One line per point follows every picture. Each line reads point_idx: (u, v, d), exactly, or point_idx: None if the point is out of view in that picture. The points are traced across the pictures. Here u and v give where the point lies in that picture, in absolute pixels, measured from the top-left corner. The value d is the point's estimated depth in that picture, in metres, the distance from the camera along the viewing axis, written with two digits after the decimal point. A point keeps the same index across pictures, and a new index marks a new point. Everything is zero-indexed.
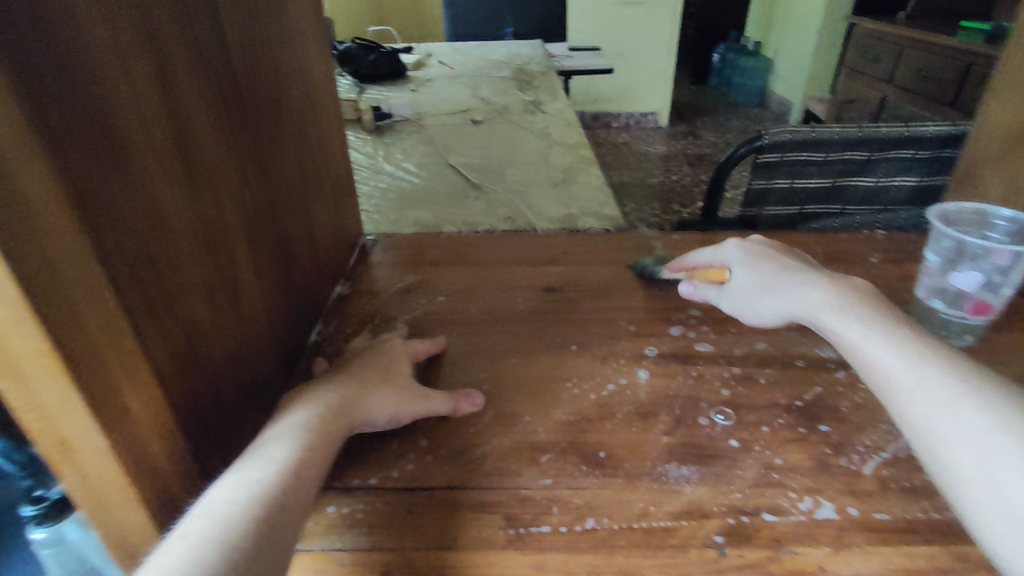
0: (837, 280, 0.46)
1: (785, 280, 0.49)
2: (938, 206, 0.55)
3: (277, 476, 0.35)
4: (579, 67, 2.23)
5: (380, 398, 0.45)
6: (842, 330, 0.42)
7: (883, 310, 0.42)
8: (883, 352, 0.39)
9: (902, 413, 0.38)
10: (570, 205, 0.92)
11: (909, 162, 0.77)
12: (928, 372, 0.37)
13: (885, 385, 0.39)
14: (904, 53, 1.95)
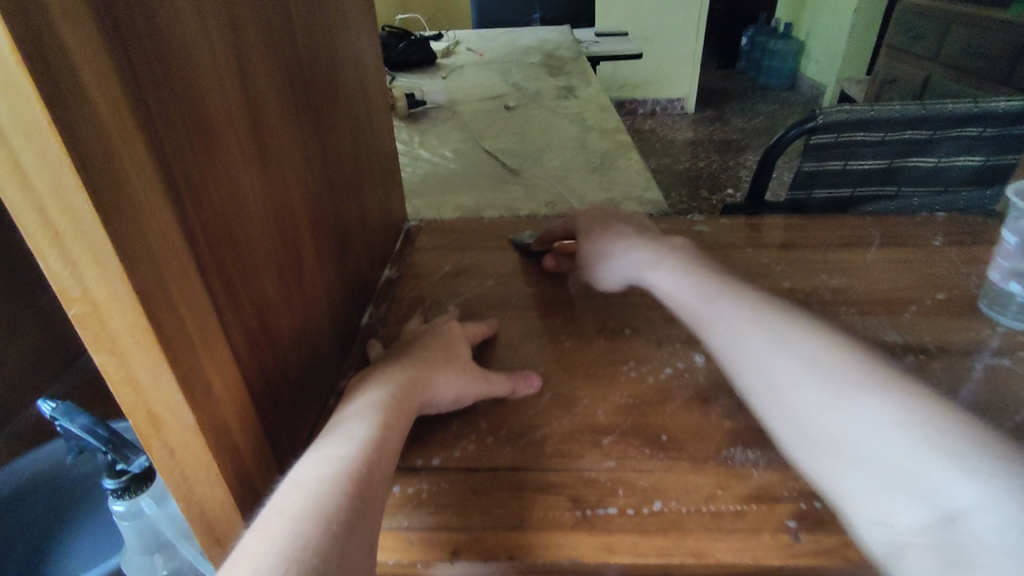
0: (776, 336, 0.41)
1: (721, 328, 0.45)
2: (1014, 186, 0.53)
3: (359, 453, 0.36)
4: (608, 51, 2.20)
5: (445, 379, 0.45)
6: (792, 405, 0.38)
7: (845, 371, 0.37)
8: (834, 434, 0.35)
9: (847, 503, 0.34)
10: (611, 189, 0.91)
11: (972, 141, 0.74)
12: (886, 459, 0.33)
13: (830, 474, 0.35)
14: (951, 30, 1.88)
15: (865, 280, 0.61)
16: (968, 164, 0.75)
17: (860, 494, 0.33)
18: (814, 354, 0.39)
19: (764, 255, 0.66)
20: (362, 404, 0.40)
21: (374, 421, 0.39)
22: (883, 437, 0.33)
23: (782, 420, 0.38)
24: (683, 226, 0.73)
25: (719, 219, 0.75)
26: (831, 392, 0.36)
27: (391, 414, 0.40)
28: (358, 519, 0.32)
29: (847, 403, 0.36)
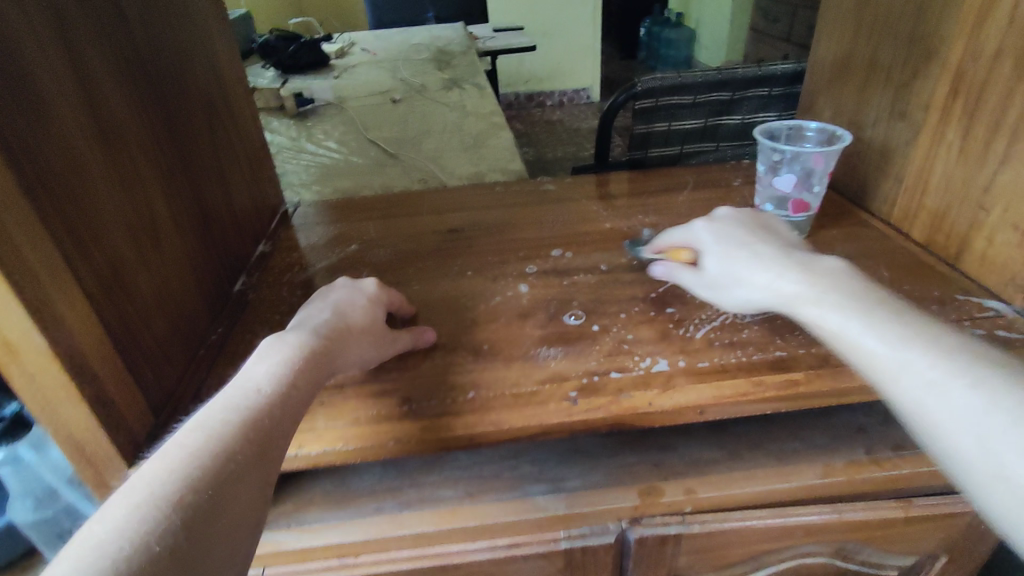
0: (801, 258, 0.49)
1: (743, 258, 0.51)
2: (762, 124, 0.66)
3: (260, 407, 0.39)
4: (501, 46, 2.30)
5: (354, 343, 0.48)
6: (816, 313, 0.44)
7: (862, 291, 0.44)
8: (860, 332, 0.41)
9: (886, 386, 0.40)
10: (480, 164, 1.00)
11: (766, 99, 0.87)
12: (924, 351, 0.39)
13: (869, 364, 0.41)
14: (799, 12, 2.10)
15: (674, 216, 0.72)
16: (766, 119, 0.89)
17: (901, 380, 0.39)
18: (817, 272, 0.46)
19: (597, 205, 0.77)
20: (271, 355, 0.43)
21: (281, 374, 0.42)
22: (910, 338, 0.40)
23: (814, 322, 0.45)
24: (533, 187, 0.83)
25: (566, 179, 0.86)
26: (869, 306, 0.42)
27: (301, 370, 0.43)
28: (248, 470, 0.36)
29: (863, 308, 0.42)
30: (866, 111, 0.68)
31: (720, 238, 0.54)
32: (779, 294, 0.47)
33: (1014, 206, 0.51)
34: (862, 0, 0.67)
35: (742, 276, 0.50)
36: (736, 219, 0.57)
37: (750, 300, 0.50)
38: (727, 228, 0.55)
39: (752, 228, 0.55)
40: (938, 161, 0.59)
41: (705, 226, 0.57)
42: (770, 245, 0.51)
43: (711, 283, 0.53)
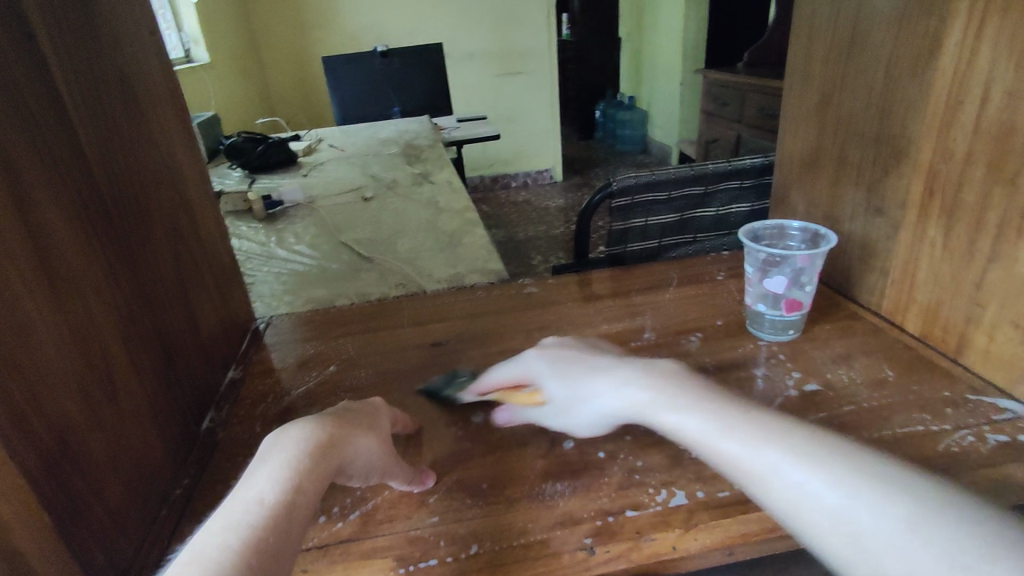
0: (643, 370, 0.50)
1: (583, 378, 0.51)
2: (744, 226, 0.65)
3: (263, 519, 0.36)
4: (467, 136, 2.37)
5: (363, 443, 0.45)
6: (684, 425, 0.44)
7: (710, 395, 0.46)
8: (681, 418, 0.45)
9: (725, 466, 0.42)
10: (457, 264, 0.99)
11: (739, 191, 0.88)
12: (754, 435, 0.42)
13: (700, 446, 0.43)
14: (747, 96, 2.23)
15: (664, 316, 0.70)
16: (741, 211, 0.90)
17: (733, 455, 0.41)
18: (658, 378, 0.48)
19: (586, 306, 0.75)
20: (281, 445, 0.42)
21: (290, 462, 0.40)
22: (733, 422, 0.43)
23: (657, 418, 0.46)
24: (515, 290, 0.80)
25: (548, 279, 0.84)
26: (686, 396, 0.46)
27: (310, 460, 0.41)
28: None
29: (672, 397, 0.46)
30: (841, 205, 0.69)
31: (552, 375, 0.53)
32: (632, 403, 0.48)
33: (1009, 304, 0.50)
34: (825, 101, 0.69)
35: (588, 395, 0.50)
36: (546, 355, 0.55)
37: (607, 420, 0.49)
38: (540, 360, 0.55)
39: (583, 352, 0.55)
40: (924, 257, 0.59)
41: (536, 355, 0.55)
42: (603, 359, 0.53)
43: (561, 412, 0.52)
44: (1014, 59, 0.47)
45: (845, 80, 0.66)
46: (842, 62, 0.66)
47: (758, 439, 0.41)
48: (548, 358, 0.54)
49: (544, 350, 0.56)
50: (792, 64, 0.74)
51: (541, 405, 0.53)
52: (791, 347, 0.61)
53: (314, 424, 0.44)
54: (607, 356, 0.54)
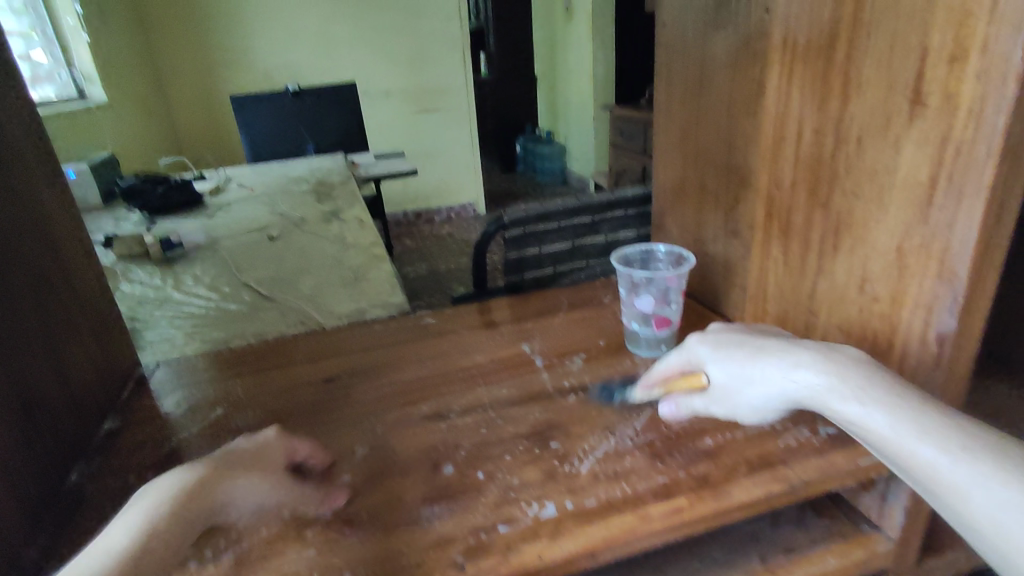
0: (817, 353, 0.48)
1: (748, 358, 0.51)
2: (616, 253, 0.70)
3: (122, 557, 0.36)
4: (383, 172, 2.38)
5: (237, 478, 0.46)
6: (848, 407, 0.45)
7: (874, 374, 0.45)
8: (857, 407, 0.44)
9: (901, 457, 0.42)
10: (359, 299, 1.00)
11: (624, 219, 0.94)
12: (934, 426, 0.41)
13: (886, 441, 0.43)
14: (649, 130, 2.38)
15: (552, 339, 0.74)
16: (628, 237, 0.95)
17: (921, 456, 0.41)
18: (841, 368, 0.46)
19: (479, 333, 0.78)
20: (156, 489, 0.42)
21: (164, 498, 0.41)
22: (910, 407, 0.43)
23: (844, 409, 0.45)
24: (412, 322, 0.82)
25: (446, 309, 0.86)
26: (861, 379, 0.45)
27: (180, 496, 0.42)
28: None
29: (853, 384, 0.45)
30: (705, 229, 0.76)
31: (728, 369, 0.52)
32: (803, 385, 0.47)
33: (835, 311, 0.57)
34: (684, 136, 0.77)
35: (762, 381, 0.49)
36: (722, 339, 0.54)
37: (767, 398, 0.50)
38: (722, 342, 0.54)
39: (746, 335, 0.54)
40: (770, 273, 0.65)
41: (720, 336, 0.55)
42: (772, 339, 0.52)
43: (728, 395, 0.52)
44: (816, 100, 0.54)
45: (697, 118, 0.73)
46: (694, 101, 0.73)
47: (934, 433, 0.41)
48: (729, 341, 0.54)
49: (719, 332, 0.56)
50: (657, 103, 0.81)
51: (706, 390, 0.53)
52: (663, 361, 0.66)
53: (203, 464, 0.45)
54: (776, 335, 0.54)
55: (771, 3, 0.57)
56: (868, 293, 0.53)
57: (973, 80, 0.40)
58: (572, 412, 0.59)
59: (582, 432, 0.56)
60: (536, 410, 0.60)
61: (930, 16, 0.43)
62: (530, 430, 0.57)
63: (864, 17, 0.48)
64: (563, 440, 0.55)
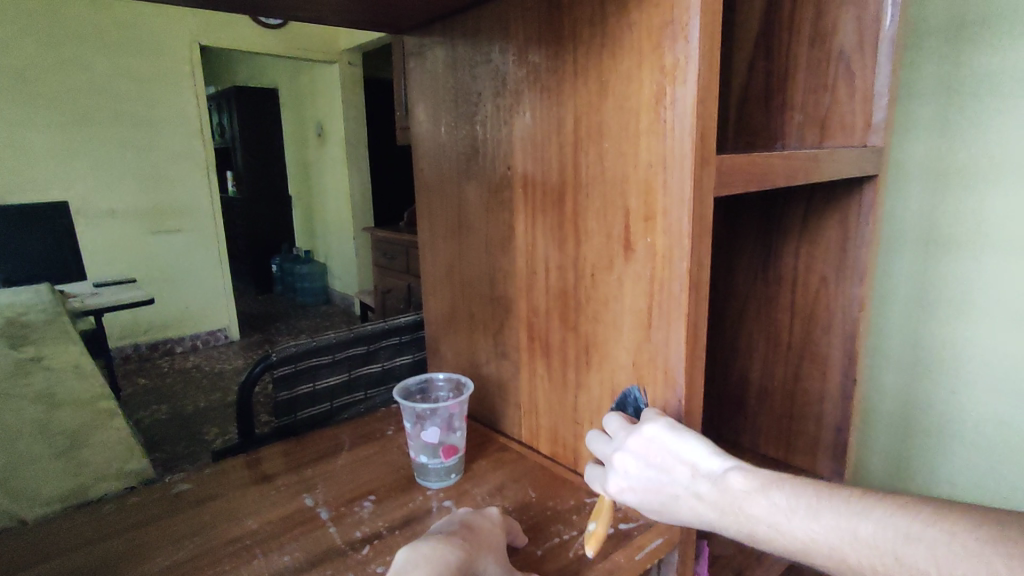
0: (708, 481, 0.46)
1: (652, 492, 0.49)
2: (396, 386, 0.71)
3: None
4: (107, 303, 2.03)
5: (495, 560, 0.51)
6: (730, 521, 0.44)
7: (778, 487, 0.43)
8: (754, 511, 0.43)
9: (801, 557, 0.41)
10: (80, 472, 0.87)
11: (399, 345, 0.95)
12: (826, 517, 0.40)
13: (804, 553, 0.41)
14: (411, 252, 2.50)
15: (337, 486, 0.69)
16: (404, 361, 0.96)
17: (800, 544, 0.41)
18: (724, 496, 0.45)
19: (251, 491, 0.69)
20: (424, 562, 0.47)
21: None
22: (800, 503, 0.42)
23: (730, 533, 0.44)
24: (161, 490, 0.69)
25: (205, 468, 0.75)
26: (751, 487, 0.44)
27: None
28: None
29: (734, 493, 0.44)
30: (478, 353, 0.81)
31: (637, 491, 0.50)
32: (682, 516, 0.47)
33: (595, 419, 0.65)
34: (449, 270, 0.83)
35: (655, 511, 0.49)
36: (636, 469, 0.50)
37: (697, 517, 0.46)
38: (630, 473, 0.50)
39: (657, 449, 0.50)
40: (538, 389, 0.72)
41: (628, 469, 0.51)
42: (672, 458, 0.49)
43: (655, 510, 0.49)
44: (556, 244, 0.65)
45: (460, 254, 0.81)
46: (456, 239, 0.81)
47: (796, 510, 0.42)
48: (642, 465, 0.50)
49: (638, 452, 0.50)
50: (422, 239, 0.88)
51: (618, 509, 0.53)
52: (455, 490, 0.66)
53: (433, 550, 0.49)
54: (685, 445, 0.49)
55: (512, 163, 0.68)
56: None
57: (663, 235, 0.54)
58: (369, 564, 0.55)
59: None
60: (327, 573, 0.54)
61: (627, 188, 0.56)
62: None
63: (582, 182, 0.60)
64: None
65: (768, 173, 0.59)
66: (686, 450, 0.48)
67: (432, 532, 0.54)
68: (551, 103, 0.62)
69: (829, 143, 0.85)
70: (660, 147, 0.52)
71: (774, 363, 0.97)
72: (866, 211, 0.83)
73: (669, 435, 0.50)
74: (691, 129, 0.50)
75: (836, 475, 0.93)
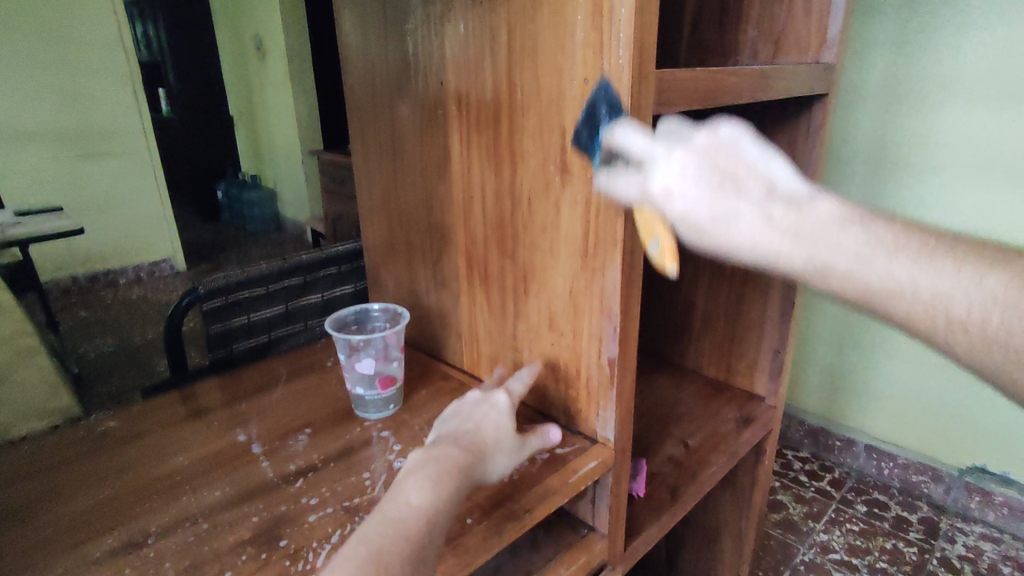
0: (783, 203, 0.43)
1: (720, 223, 0.42)
2: (330, 316, 0.68)
3: (410, 519, 0.44)
4: (32, 233, 1.89)
5: (505, 454, 0.54)
6: (821, 253, 0.42)
7: (863, 223, 0.42)
8: (853, 243, 0.42)
9: (865, 302, 0.43)
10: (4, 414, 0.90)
11: (338, 275, 0.93)
12: (933, 263, 0.40)
13: (878, 291, 0.41)
14: None
15: (273, 420, 0.67)
16: (345, 292, 0.94)
17: (890, 282, 0.41)
18: (802, 223, 0.42)
19: (181, 429, 0.66)
20: (435, 460, 0.49)
21: (440, 476, 0.47)
22: (896, 243, 0.41)
23: (797, 262, 0.42)
24: (83, 431, 0.65)
25: (134, 405, 0.71)
26: (831, 235, 0.42)
27: (454, 471, 0.49)
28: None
29: (811, 233, 0.42)
30: (418, 282, 0.78)
31: (688, 208, 0.43)
32: (755, 250, 0.43)
33: (534, 348, 0.64)
34: (385, 196, 0.79)
35: (693, 232, 0.44)
36: (693, 169, 0.43)
37: (758, 248, 0.43)
38: (682, 172, 0.43)
39: (711, 150, 0.43)
40: (478, 318, 0.71)
41: (683, 167, 0.43)
42: (749, 177, 0.43)
43: (698, 233, 0.44)
44: (492, 168, 0.61)
45: (395, 178, 0.76)
46: (390, 163, 0.76)
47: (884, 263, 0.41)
48: (699, 163, 0.43)
49: (701, 152, 0.43)
50: (355, 164, 0.82)
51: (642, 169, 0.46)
52: (393, 420, 0.66)
53: (443, 450, 0.51)
54: (760, 163, 0.44)
55: (445, 80, 0.63)
56: (556, 329, 0.61)
57: (599, 158, 0.51)
58: (303, 497, 0.54)
59: (317, 521, 0.51)
60: (260, 508, 0.53)
61: (563, 108, 0.53)
62: (254, 531, 0.50)
63: (517, 101, 0.56)
64: (293, 535, 0.50)
65: (711, 92, 0.56)
66: (757, 170, 0.44)
67: (443, 429, 0.55)
68: (483, 10, 0.56)
69: (782, 59, 0.81)
70: (596, 63, 0.49)
71: (718, 288, 0.98)
72: (813, 132, 0.82)
73: (752, 148, 0.44)
74: (629, 42, 0.46)
75: (772, 394, 0.96)
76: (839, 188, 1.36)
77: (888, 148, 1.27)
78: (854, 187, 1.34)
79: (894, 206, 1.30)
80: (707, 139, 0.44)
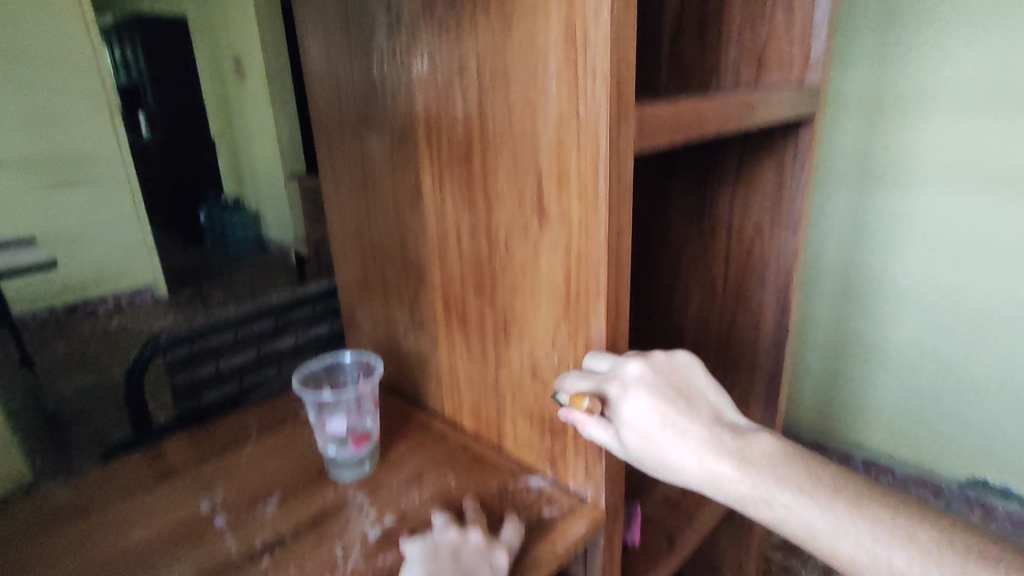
0: (729, 435, 0.48)
1: (665, 440, 0.47)
2: (296, 372, 0.63)
3: None
4: None
5: None
6: (757, 490, 0.46)
7: (807, 464, 0.47)
8: (786, 493, 0.45)
9: (799, 538, 0.45)
10: None
11: (310, 318, 0.89)
12: (862, 513, 0.44)
13: (808, 535, 0.45)
14: None
15: (241, 483, 0.62)
16: (318, 334, 0.90)
17: (819, 528, 0.44)
18: (747, 454, 0.47)
19: (140, 498, 0.61)
20: None
21: None
22: (830, 488, 0.45)
23: (743, 492, 0.46)
24: (33, 504, 0.60)
25: (92, 471, 0.66)
26: (771, 466, 0.46)
27: None
28: None
29: (757, 464, 0.47)
30: (394, 324, 0.74)
31: (641, 415, 0.47)
32: (702, 478, 0.47)
33: (518, 398, 0.60)
34: (357, 234, 0.75)
35: (657, 461, 0.47)
36: (653, 394, 0.47)
37: (702, 473, 0.46)
38: (645, 395, 0.47)
39: (674, 393, 0.48)
40: (458, 365, 0.67)
41: (646, 392, 0.47)
42: (695, 415, 0.48)
43: (642, 456, 0.47)
44: (466, 207, 0.58)
45: (367, 217, 0.72)
46: (361, 200, 0.72)
47: (812, 503, 0.45)
48: (657, 391, 0.48)
49: (659, 379, 0.49)
50: (325, 199, 0.78)
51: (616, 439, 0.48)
52: (369, 479, 0.61)
53: None
54: (705, 403, 0.50)
55: (413, 114, 0.60)
56: (539, 379, 0.57)
57: (578, 201, 0.48)
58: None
59: None
60: None
61: (539, 146, 0.49)
62: None
63: (489, 137, 0.53)
64: None
65: (692, 126, 0.53)
66: (707, 400, 0.51)
67: None
68: (452, 43, 0.53)
69: (765, 81, 0.77)
70: (572, 98, 0.45)
71: (709, 315, 0.94)
72: (801, 155, 0.79)
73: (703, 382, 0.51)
74: (607, 75, 0.43)
75: (768, 422, 0.92)
76: (826, 201, 1.38)
77: (873, 160, 1.29)
78: (841, 200, 1.36)
79: (885, 217, 1.31)
80: (672, 376, 0.50)
